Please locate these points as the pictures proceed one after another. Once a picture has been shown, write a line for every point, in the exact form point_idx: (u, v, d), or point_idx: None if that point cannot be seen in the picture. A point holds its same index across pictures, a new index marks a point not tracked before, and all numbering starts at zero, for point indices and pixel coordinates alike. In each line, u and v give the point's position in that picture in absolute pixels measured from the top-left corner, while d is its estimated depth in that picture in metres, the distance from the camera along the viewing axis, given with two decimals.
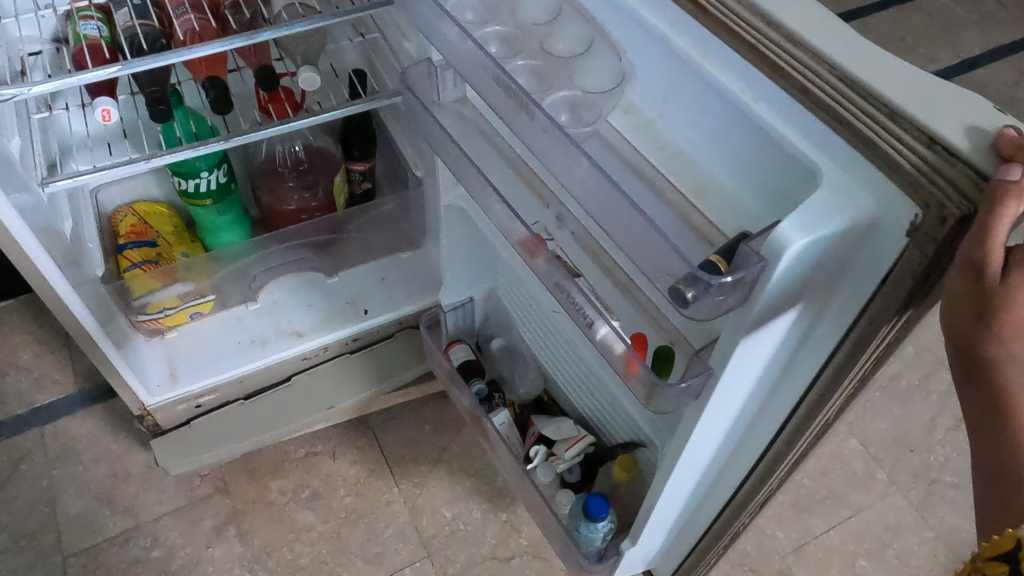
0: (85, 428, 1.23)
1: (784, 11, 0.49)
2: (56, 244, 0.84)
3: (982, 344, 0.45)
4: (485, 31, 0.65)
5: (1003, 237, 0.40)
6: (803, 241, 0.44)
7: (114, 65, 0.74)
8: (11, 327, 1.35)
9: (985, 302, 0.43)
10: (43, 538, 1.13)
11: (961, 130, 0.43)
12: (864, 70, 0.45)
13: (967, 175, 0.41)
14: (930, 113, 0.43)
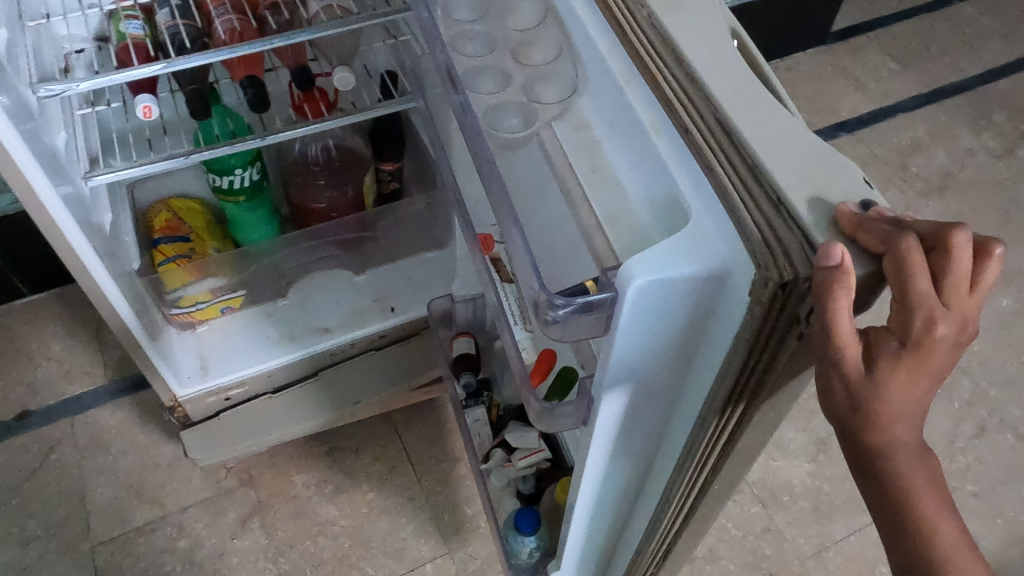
0: (114, 419, 1.26)
1: (695, 51, 0.51)
2: (96, 236, 0.86)
3: (863, 433, 0.46)
4: (471, 28, 0.67)
5: (842, 320, 0.41)
6: (642, 280, 0.46)
7: (158, 62, 0.77)
8: (44, 319, 1.38)
9: (858, 394, 0.44)
10: (72, 525, 1.15)
11: (807, 199, 0.45)
12: (741, 119, 0.47)
13: (800, 243, 0.43)
14: (787, 176, 0.45)
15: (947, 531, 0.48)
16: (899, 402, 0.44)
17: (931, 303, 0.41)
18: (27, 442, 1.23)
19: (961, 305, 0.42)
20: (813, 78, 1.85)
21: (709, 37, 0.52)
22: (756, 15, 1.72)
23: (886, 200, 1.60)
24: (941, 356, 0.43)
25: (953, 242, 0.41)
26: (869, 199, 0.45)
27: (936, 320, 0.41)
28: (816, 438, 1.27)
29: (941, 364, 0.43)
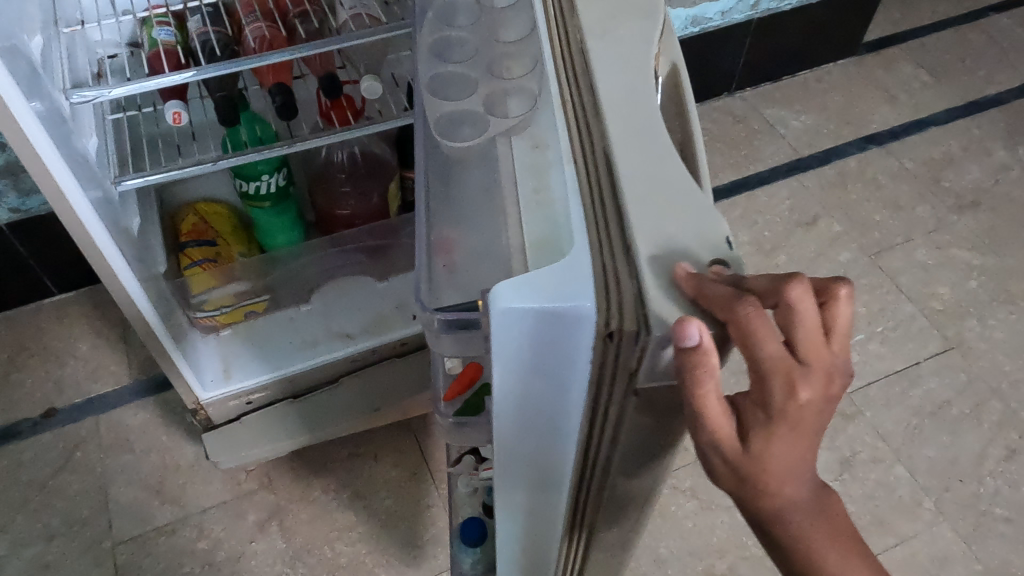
0: (138, 419, 1.27)
1: (611, 83, 0.48)
2: (123, 239, 0.87)
3: (753, 499, 0.44)
4: (456, 35, 0.64)
5: (709, 390, 0.40)
6: (508, 303, 0.41)
7: (189, 70, 0.78)
8: (72, 318, 1.40)
9: (737, 465, 0.42)
10: (95, 524, 1.16)
11: (652, 250, 0.42)
12: (624, 163, 0.45)
13: (633, 296, 0.41)
14: (644, 217, 0.43)
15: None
16: (782, 465, 0.42)
17: (784, 364, 0.40)
18: (53, 439, 1.25)
19: (817, 359, 0.41)
20: (843, 89, 1.83)
21: (633, 56, 0.49)
22: (786, 26, 1.71)
23: (917, 215, 1.58)
24: (812, 417, 0.41)
25: (794, 296, 0.40)
26: (724, 258, 0.43)
27: (794, 381, 0.40)
28: (840, 457, 1.25)
29: (815, 424, 0.42)
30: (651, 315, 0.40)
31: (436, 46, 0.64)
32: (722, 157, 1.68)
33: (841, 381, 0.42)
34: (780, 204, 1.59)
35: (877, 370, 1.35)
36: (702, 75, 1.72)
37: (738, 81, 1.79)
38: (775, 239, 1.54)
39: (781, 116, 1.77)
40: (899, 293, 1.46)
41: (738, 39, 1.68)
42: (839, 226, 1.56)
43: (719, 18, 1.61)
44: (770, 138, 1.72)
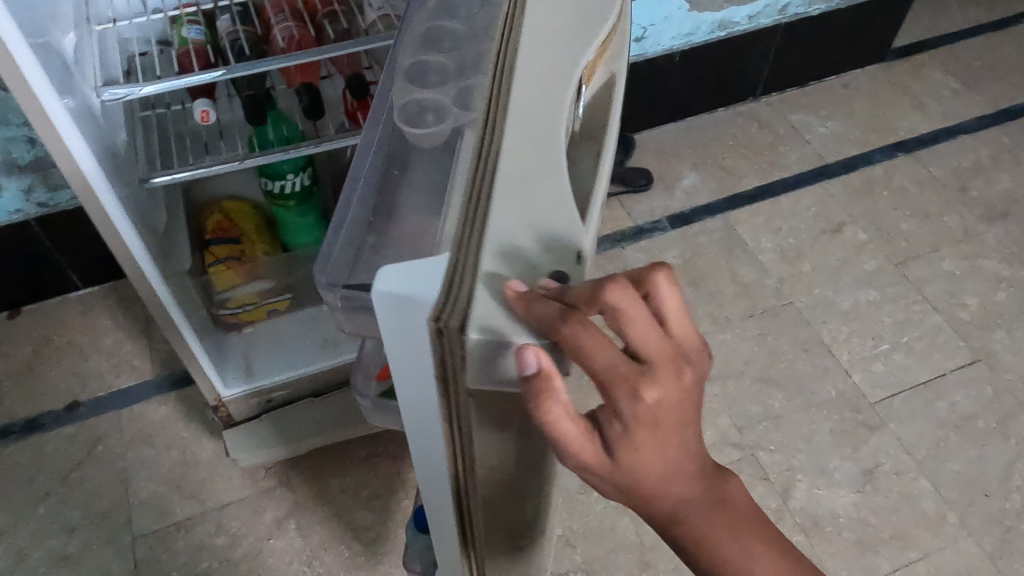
0: (159, 413, 1.28)
1: (529, 82, 0.45)
2: (150, 238, 0.87)
3: (633, 502, 0.43)
4: (444, 26, 0.69)
5: (554, 402, 0.38)
6: (388, 289, 0.39)
7: (218, 69, 0.78)
8: (96, 312, 1.41)
9: (609, 472, 0.41)
10: (116, 517, 1.17)
11: (497, 252, 0.39)
12: (508, 162, 0.42)
13: (467, 294, 0.38)
14: (506, 218, 0.40)
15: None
16: (655, 468, 0.40)
17: (622, 372, 0.37)
18: (76, 432, 1.26)
19: (653, 356, 0.39)
20: (870, 95, 1.80)
21: (565, 50, 0.47)
22: (814, 31, 1.69)
23: (945, 224, 1.55)
24: (668, 416, 0.39)
25: (608, 299, 0.38)
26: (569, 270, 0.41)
27: (636, 384, 0.38)
28: (863, 468, 1.24)
29: (680, 418, 0.39)
30: (476, 311, 0.37)
31: (427, 37, 0.69)
32: (746, 162, 1.67)
33: (689, 370, 0.39)
34: (805, 210, 1.58)
35: (902, 382, 1.33)
36: (728, 80, 1.71)
37: (764, 86, 1.77)
38: (799, 246, 1.52)
39: (806, 122, 1.75)
40: (925, 303, 1.43)
41: (765, 44, 1.66)
42: (864, 234, 1.54)
43: (746, 22, 1.59)
44: (796, 144, 1.70)
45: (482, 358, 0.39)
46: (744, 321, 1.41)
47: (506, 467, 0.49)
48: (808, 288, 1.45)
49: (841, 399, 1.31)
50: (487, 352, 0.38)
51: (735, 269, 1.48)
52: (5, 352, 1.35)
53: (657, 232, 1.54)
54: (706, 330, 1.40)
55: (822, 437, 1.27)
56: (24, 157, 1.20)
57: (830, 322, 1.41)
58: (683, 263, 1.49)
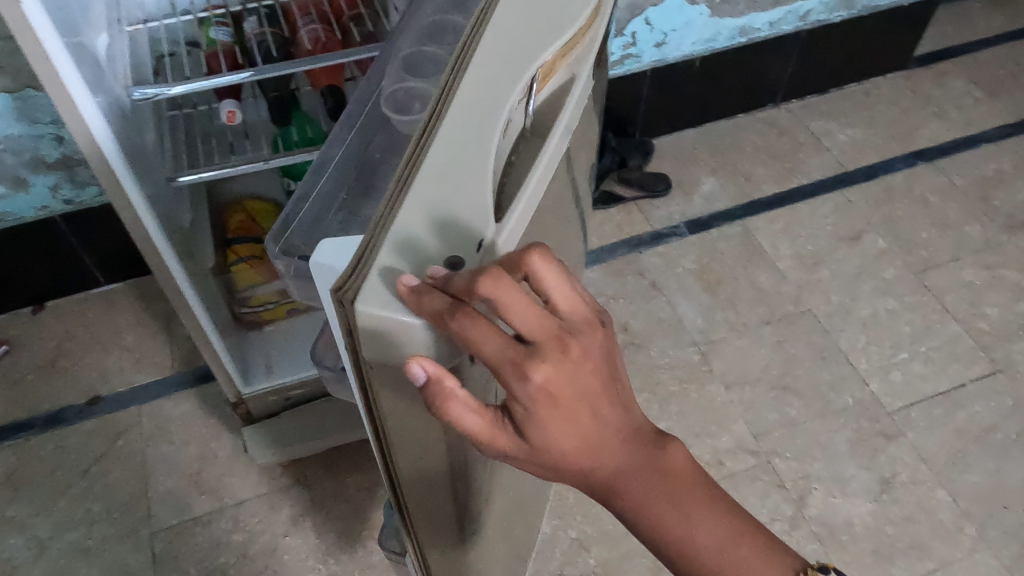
0: (179, 409, 1.30)
1: (482, 72, 0.44)
2: (176, 237, 0.89)
3: (547, 468, 0.44)
4: (453, 20, 0.70)
5: (448, 387, 0.38)
6: (326, 259, 0.43)
7: (246, 70, 0.80)
8: (119, 308, 1.43)
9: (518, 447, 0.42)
10: (135, 511, 1.19)
11: (401, 241, 0.39)
12: (436, 152, 0.41)
13: (368, 273, 0.38)
14: (418, 206, 0.40)
15: (699, 532, 0.48)
16: (562, 437, 0.42)
17: (513, 358, 0.38)
18: (98, 426, 1.28)
19: (542, 336, 0.40)
20: (892, 103, 1.79)
21: (521, 48, 0.46)
22: (835, 38, 1.69)
23: (965, 233, 1.54)
24: (566, 390, 0.40)
25: (491, 290, 0.38)
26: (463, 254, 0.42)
27: (525, 366, 0.38)
28: (880, 477, 1.23)
29: (571, 391, 0.40)
30: (373, 292, 0.38)
31: (432, 30, 0.71)
32: (765, 168, 1.66)
33: (576, 342, 0.41)
34: (824, 218, 1.57)
35: (921, 391, 1.32)
36: (747, 86, 1.70)
37: (785, 92, 1.77)
38: (818, 253, 1.52)
39: (826, 129, 1.74)
40: (944, 313, 1.43)
41: (786, 50, 1.66)
42: (884, 243, 1.53)
43: (767, 28, 1.60)
44: (815, 151, 1.70)
45: (372, 337, 0.39)
46: (761, 328, 1.41)
47: (427, 448, 0.48)
48: (826, 295, 1.45)
49: (859, 408, 1.30)
50: (373, 332, 0.39)
51: (752, 276, 1.48)
52: (29, 346, 1.37)
53: (675, 238, 1.54)
54: (723, 336, 1.40)
55: (838, 446, 1.26)
56: (52, 155, 1.22)
57: (848, 330, 1.40)
58: (701, 268, 1.49)
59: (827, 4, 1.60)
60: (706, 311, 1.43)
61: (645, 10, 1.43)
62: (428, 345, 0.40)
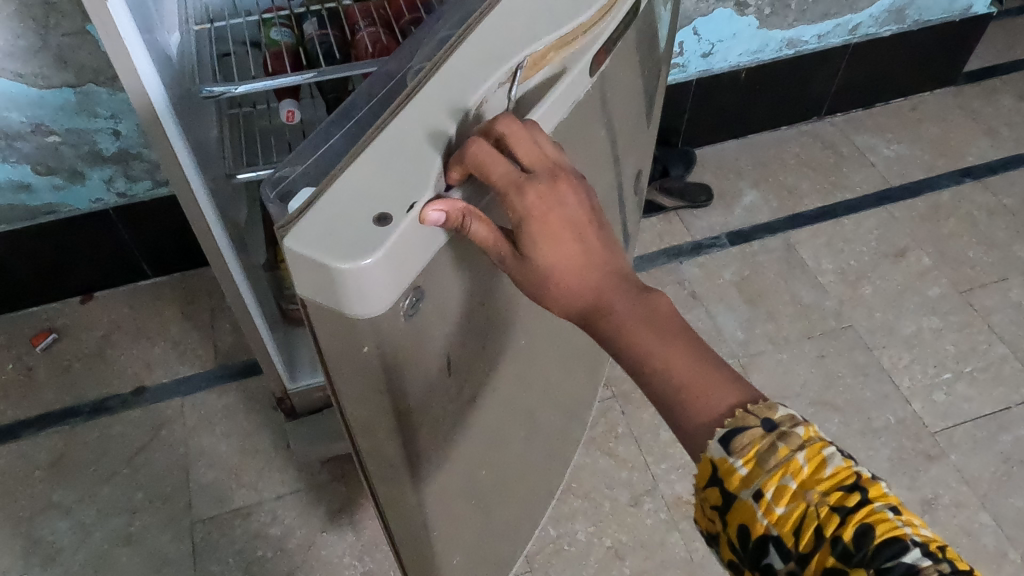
0: (220, 403, 1.32)
1: (462, 62, 0.47)
2: (233, 235, 0.91)
3: (548, 287, 0.54)
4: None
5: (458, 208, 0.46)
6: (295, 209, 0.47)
7: (310, 72, 0.81)
8: (165, 300, 1.45)
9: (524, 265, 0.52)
10: (176, 501, 1.21)
11: (348, 192, 0.42)
12: (395, 128, 0.44)
13: (308, 212, 0.41)
14: (368, 169, 0.42)
15: (676, 356, 0.53)
16: (555, 254, 0.52)
17: (510, 178, 0.48)
18: (141, 416, 1.30)
19: (541, 168, 0.50)
20: (939, 119, 1.77)
21: (512, 38, 0.48)
22: (883, 54, 1.67)
23: (1013, 253, 1.52)
24: (555, 210, 0.51)
25: (501, 128, 0.48)
26: (395, 215, 0.42)
27: (523, 184, 0.48)
28: (921, 498, 1.21)
29: (559, 213, 0.51)
30: (309, 228, 0.40)
31: None
32: (809, 182, 1.65)
33: (569, 181, 0.51)
34: (868, 233, 1.55)
35: (965, 413, 1.30)
36: (792, 98, 1.69)
37: (830, 106, 1.75)
38: (861, 268, 1.50)
39: (872, 143, 1.72)
40: (990, 333, 1.40)
41: (833, 64, 1.65)
42: (929, 260, 1.51)
43: (815, 41, 1.59)
44: (860, 166, 1.68)
45: (298, 266, 0.41)
46: (802, 342, 1.39)
47: (370, 393, 0.51)
48: (869, 312, 1.43)
49: (900, 427, 1.29)
50: (302, 263, 0.40)
51: (794, 290, 1.47)
52: (77, 334, 1.41)
53: (715, 248, 1.54)
54: (763, 349, 1.39)
55: (879, 464, 1.25)
56: (108, 149, 1.24)
57: (890, 347, 1.38)
58: (741, 280, 1.49)
59: (877, 18, 1.60)
60: (746, 323, 1.42)
61: (694, 20, 1.43)
62: (360, 287, 0.41)
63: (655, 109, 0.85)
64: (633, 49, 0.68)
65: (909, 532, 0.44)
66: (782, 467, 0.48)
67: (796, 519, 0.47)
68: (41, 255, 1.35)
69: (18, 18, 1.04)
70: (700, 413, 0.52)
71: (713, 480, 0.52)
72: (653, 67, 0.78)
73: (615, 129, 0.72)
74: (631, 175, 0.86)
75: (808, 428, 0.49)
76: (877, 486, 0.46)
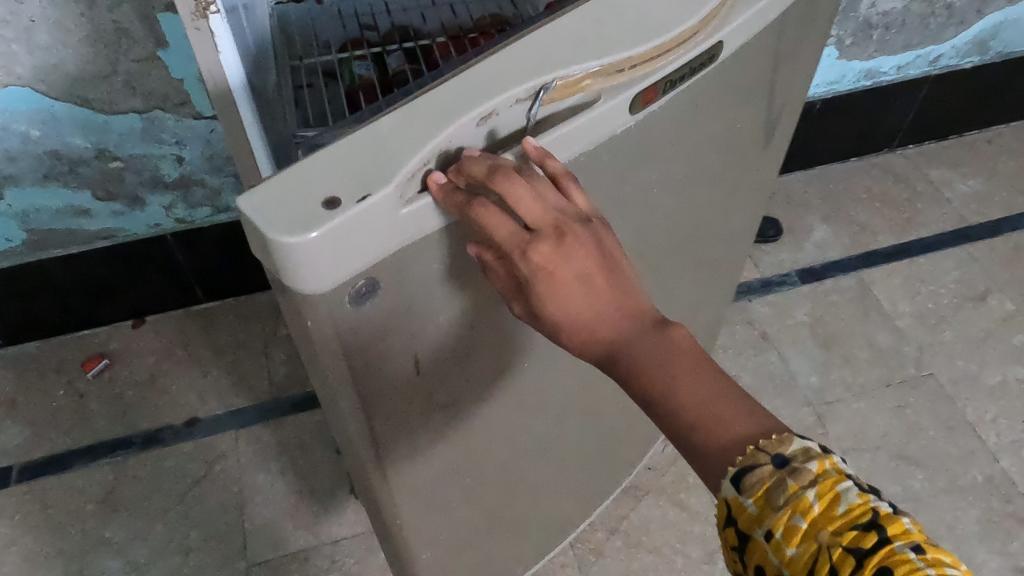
0: (275, 437, 1.28)
1: (484, 70, 0.46)
2: None
3: (563, 339, 0.51)
4: None
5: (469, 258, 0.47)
6: None
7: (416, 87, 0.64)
8: (220, 326, 1.42)
9: (536, 317, 0.50)
10: (231, 542, 1.17)
11: (309, 168, 0.42)
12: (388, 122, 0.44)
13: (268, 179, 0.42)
14: (340, 152, 0.43)
15: (690, 400, 0.50)
16: (568, 310, 0.48)
17: (515, 237, 0.45)
18: (195, 449, 1.26)
19: (546, 223, 0.46)
20: (1017, 153, 1.70)
21: (552, 57, 0.47)
22: (962, 85, 1.60)
23: None
24: (562, 269, 0.46)
25: (505, 185, 0.44)
26: (346, 201, 0.41)
27: (528, 247, 0.45)
28: (1014, 565, 1.15)
29: (566, 271, 0.47)
30: (258, 192, 0.41)
31: None
32: (881, 219, 1.58)
33: (577, 235, 0.46)
34: (946, 274, 1.49)
35: None
36: (865, 130, 1.63)
37: (902, 138, 1.68)
38: (940, 312, 1.43)
39: (946, 178, 1.66)
40: None
41: (910, 95, 1.58)
42: (1012, 305, 1.44)
43: (895, 72, 1.53)
44: (935, 203, 1.61)
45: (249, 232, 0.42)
46: (880, 391, 1.33)
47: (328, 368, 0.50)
48: (951, 359, 1.37)
49: (989, 486, 1.22)
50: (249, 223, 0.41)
51: (871, 334, 1.40)
52: (129, 360, 1.37)
53: (786, 287, 1.47)
54: (841, 397, 1.32)
55: (967, 527, 1.18)
56: (171, 174, 1.21)
57: (975, 400, 1.32)
58: (814, 321, 1.42)
59: (960, 49, 1.53)
60: (821, 369, 1.36)
61: None
62: (294, 261, 0.41)
63: (765, 157, 0.80)
64: (733, 95, 0.65)
65: (932, 574, 0.39)
66: (792, 505, 0.44)
67: (808, 561, 0.42)
68: (96, 279, 1.32)
69: (89, 43, 1.00)
70: (710, 456, 0.48)
71: (728, 520, 0.48)
72: (766, 114, 0.73)
73: (699, 171, 0.69)
74: (721, 218, 0.81)
75: (823, 462, 0.45)
76: (897, 522, 0.42)
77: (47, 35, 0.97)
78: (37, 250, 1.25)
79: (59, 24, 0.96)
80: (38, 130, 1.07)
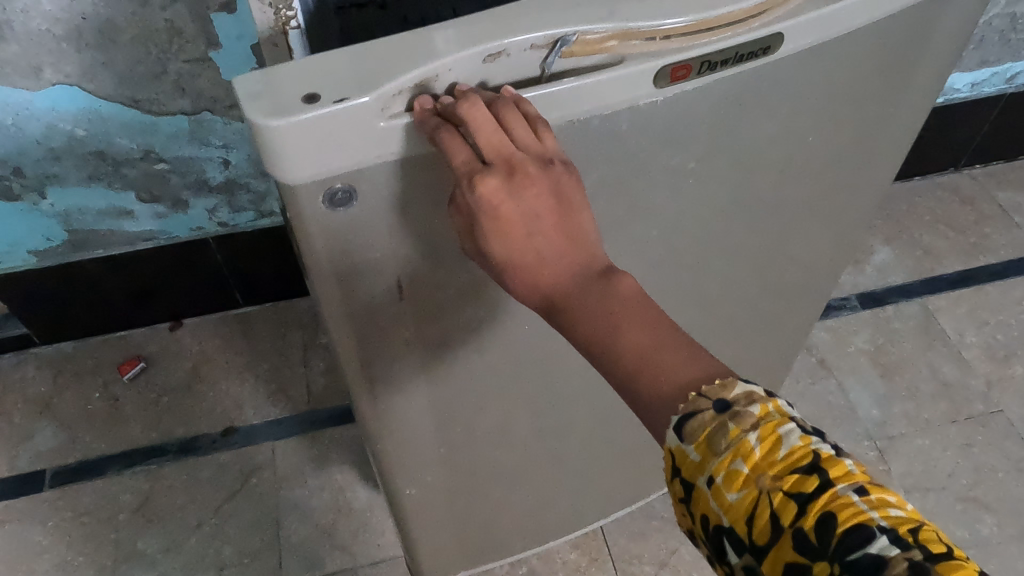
0: (311, 451, 1.24)
1: (510, 15, 0.44)
2: None
3: (510, 285, 0.48)
4: None
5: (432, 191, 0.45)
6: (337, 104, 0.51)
7: None
8: (257, 334, 1.38)
9: (484, 260, 0.48)
10: (264, 560, 1.14)
11: (300, 67, 0.43)
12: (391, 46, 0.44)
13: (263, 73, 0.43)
14: (334, 60, 0.43)
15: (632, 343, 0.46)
16: (512, 251, 0.46)
17: (468, 166, 0.43)
18: (230, 460, 1.23)
19: (500, 156, 0.43)
20: None
21: (582, 11, 0.45)
22: None
23: None
24: (510, 207, 0.44)
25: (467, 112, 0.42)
26: (324, 97, 0.41)
27: (476, 177, 0.43)
28: None
29: (514, 209, 0.44)
30: (249, 80, 0.42)
31: None
32: (946, 242, 1.51)
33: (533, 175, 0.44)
34: (1016, 306, 1.41)
35: None
36: (932, 148, 1.55)
37: (970, 157, 1.61)
38: (1009, 345, 1.36)
39: (1016, 202, 1.58)
40: None
41: (983, 114, 1.50)
42: None
43: (968, 89, 1.45)
44: (1005, 228, 1.53)
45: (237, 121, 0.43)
46: (946, 428, 1.26)
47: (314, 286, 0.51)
48: (1021, 396, 1.30)
49: None
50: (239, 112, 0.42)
51: (934, 364, 1.34)
52: (166, 364, 1.34)
53: (845, 311, 1.41)
54: (903, 432, 1.26)
55: None
56: (216, 177, 1.17)
57: None
58: (875, 349, 1.36)
59: None
60: (883, 401, 1.29)
61: None
62: (263, 147, 0.41)
63: (863, 189, 0.74)
64: (828, 108, 0.59)
65: (875, 516, 0.35)
66: (733, 450, 0.39)
67: (749, 508, 0.38)
68: (136, 280, 1.28)
69: (140, 42, 0.96)
70: (661, 400, 0.44)
71: (672, 471, 0.43)
72: (869, 139, 0.67)
73: (775, 185, 0.64)
74: (797, 244, 0.76)
75: (766, 404, 0.40)
76: (840, 463, 0.37)
77: (98, 33, 0.93)
78: (77, 250, 1.22)
79: (110, 22, 0.93)
80: (84, 129, 1.04)
